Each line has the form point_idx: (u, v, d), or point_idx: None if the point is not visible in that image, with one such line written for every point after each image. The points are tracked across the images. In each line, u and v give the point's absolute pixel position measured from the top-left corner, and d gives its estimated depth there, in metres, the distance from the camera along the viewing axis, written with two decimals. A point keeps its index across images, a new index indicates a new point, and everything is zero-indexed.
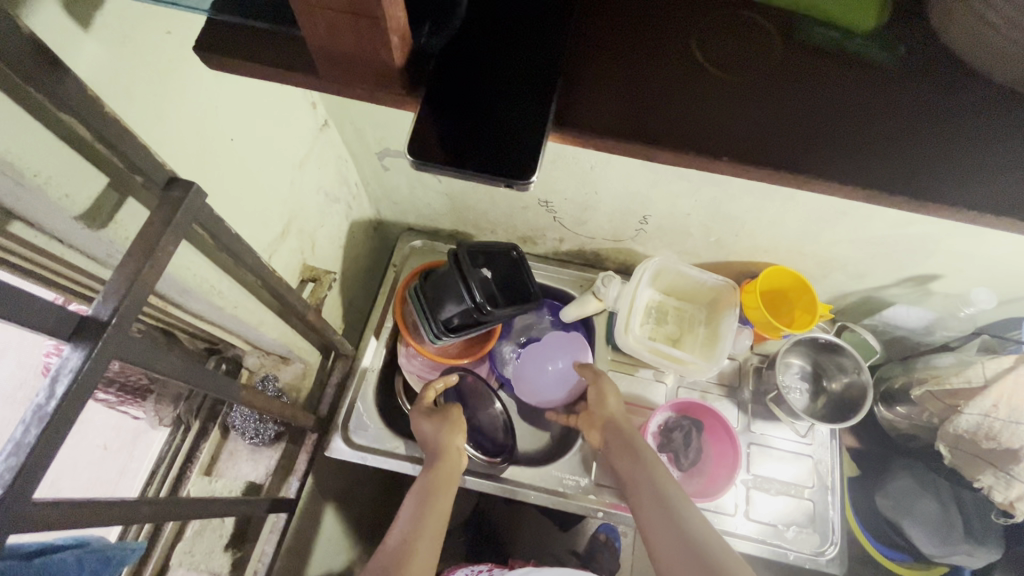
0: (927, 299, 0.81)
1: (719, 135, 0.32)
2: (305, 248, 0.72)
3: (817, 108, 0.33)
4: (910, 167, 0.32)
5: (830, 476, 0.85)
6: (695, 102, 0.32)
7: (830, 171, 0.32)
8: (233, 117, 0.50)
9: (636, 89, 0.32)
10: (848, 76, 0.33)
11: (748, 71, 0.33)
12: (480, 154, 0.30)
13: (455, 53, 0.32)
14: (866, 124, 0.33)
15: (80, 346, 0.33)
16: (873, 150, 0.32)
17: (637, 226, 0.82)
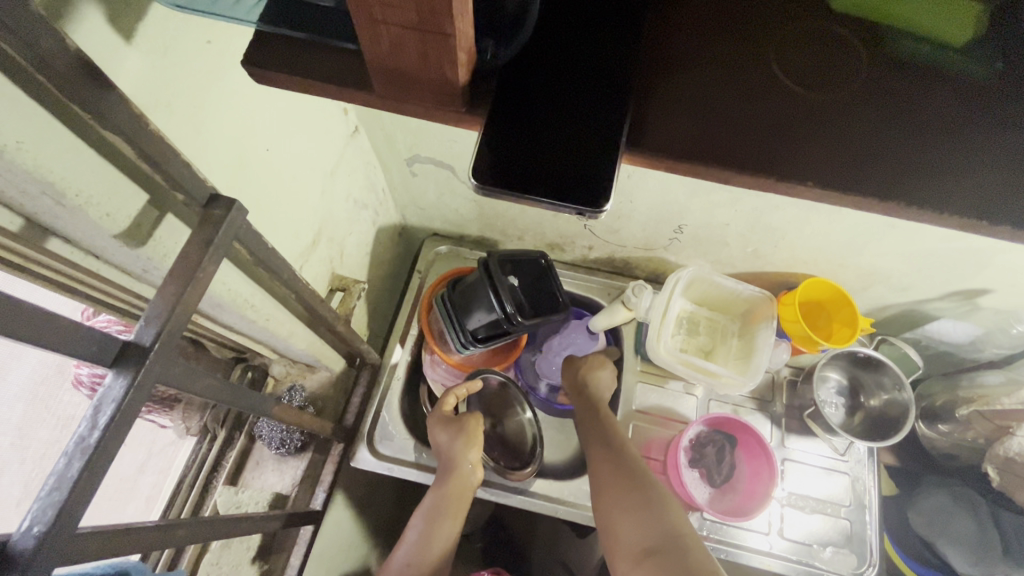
0: (974, 314, 0.78)
1: (801, 160, 0.30)
2: (334, 256, 0.70)
3: (908, 130, 0.30)
4: (1013, 193, 0.30)
5: (867, 495, 0.83)
6: (776, 122, 0.30)
7: (926, 197, 0.29)
8: (268, 126, 0.48)
9: (712, 110, 0.30)
10: (942, 95, 0.31)
11: (833, 89, 0.31)
12: (549, 180, 0.28)
13: (520, 71, 0.30)
14: (965, 147, 0.30)
15: (122, 374, 0.32)
16: (974, 174, 0.30)
17: (671, 235, 0.80)
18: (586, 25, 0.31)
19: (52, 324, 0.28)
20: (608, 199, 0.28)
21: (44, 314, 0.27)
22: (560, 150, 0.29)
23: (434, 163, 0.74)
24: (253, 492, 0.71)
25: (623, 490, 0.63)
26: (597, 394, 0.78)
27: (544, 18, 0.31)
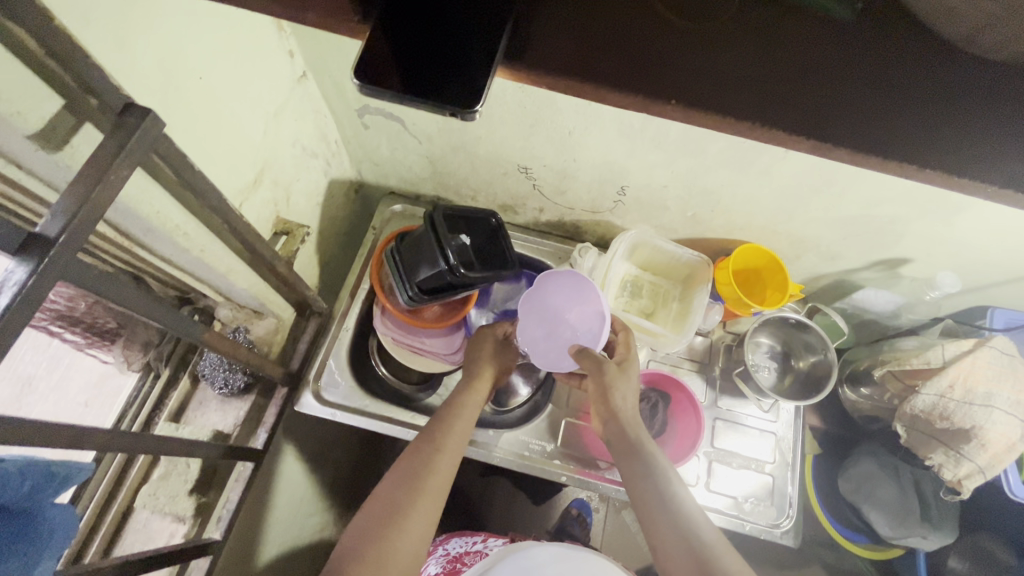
0: (896, 283, 0.83)
1: (669, 80, 0.32)
2: (279, 200, 0.72)
3: (772, 60, 0.33)
4: (858, 122, 0.33)
5: (791, 453, 0.87)
6: (649, 45, 0.33)
7: (775, 121, 0.32)
8: (202, 54, 0.50)
9: (589, 31, 0.32)
10: (806, 32, 0.34)
11: (707, 17, 0.33)
12: (427, 85, 0.32)
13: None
14: (816, 80, 0.33)
15: (26, 262, 0.34)
16: (824, 104, 0.33)
17: (614, 198, 0.83)
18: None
19: None
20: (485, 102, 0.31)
21: None
22: (440, 59, 0.32)
23: (384, 116, 0.75)
24: (194, 428, 0.74)
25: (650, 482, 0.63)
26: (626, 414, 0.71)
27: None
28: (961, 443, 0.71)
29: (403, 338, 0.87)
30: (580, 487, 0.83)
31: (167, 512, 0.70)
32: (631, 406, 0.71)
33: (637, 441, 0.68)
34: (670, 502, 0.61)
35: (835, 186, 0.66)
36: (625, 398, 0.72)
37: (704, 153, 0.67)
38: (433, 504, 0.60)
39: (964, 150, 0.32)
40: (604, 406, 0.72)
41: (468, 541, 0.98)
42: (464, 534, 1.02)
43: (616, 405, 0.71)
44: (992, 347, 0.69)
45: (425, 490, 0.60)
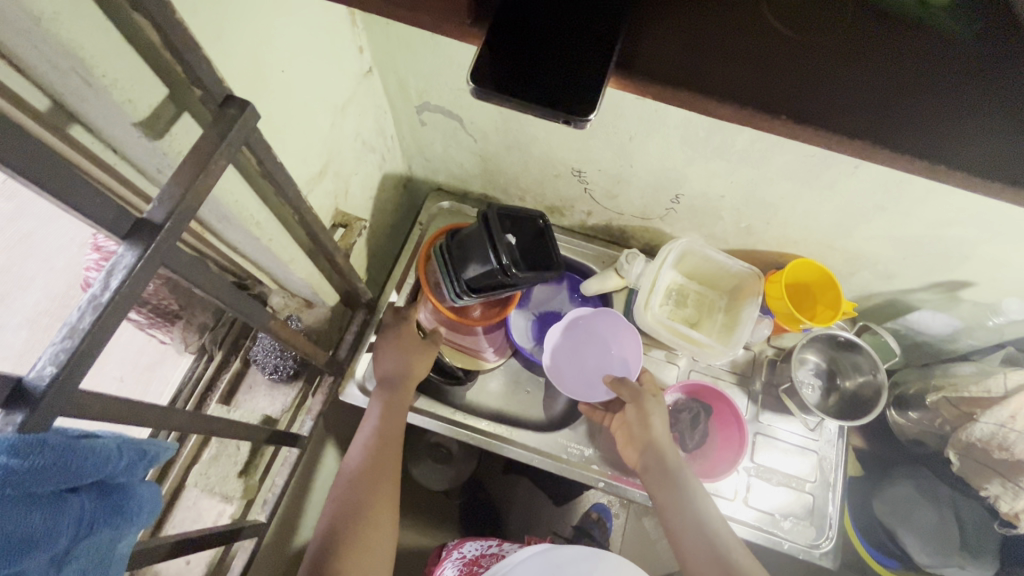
0: (955, 306, 0.80)
1: (779, 91, 0.32)
2: (338, 192, 0.73)
3: (887, 74, 0.33)
4: (979, 138, 0.32)
5: (832, 473, 0.86)
6: (758, 58, 0.32)
7: (895, 140, 0.32)
8: (287, 48, 0.50)
9: (699, 40, 0.32)
10: (915, 49, 0.33)
11: (817, 33, 0.33)
12: (534, 87, 0.32)
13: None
14: (930, 101, 0.32)
15: (134, 246, 0.35)
16: (941, 125, 0.32)
17: (667, 205, 0.82)
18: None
19: (53, 172, 0.30)
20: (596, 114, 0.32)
21: (45, 157, 0.29)
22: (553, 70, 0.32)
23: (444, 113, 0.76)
24: (244, 411, 0.76)
25: (673, 511, 0.66)
26: (664, 446, 0.71)
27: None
28: (1019, 475, 0.69)
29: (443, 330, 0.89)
30: (613, 492, 0.84)
31: (216, 492, 0.72)
32: (666, 436, 0.72)
33: (674, 473, 0.68)
34: (704, 531, 0.63)
35: (903, 205, 0.64)
36: (662, 426, 0.73)
37: (769, 163, 0.66)
38: (383, 523, 0.67)
39: None
40: (640, 433, 0.73)
41: (482, 544, 0.99)
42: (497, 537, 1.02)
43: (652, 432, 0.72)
44: None
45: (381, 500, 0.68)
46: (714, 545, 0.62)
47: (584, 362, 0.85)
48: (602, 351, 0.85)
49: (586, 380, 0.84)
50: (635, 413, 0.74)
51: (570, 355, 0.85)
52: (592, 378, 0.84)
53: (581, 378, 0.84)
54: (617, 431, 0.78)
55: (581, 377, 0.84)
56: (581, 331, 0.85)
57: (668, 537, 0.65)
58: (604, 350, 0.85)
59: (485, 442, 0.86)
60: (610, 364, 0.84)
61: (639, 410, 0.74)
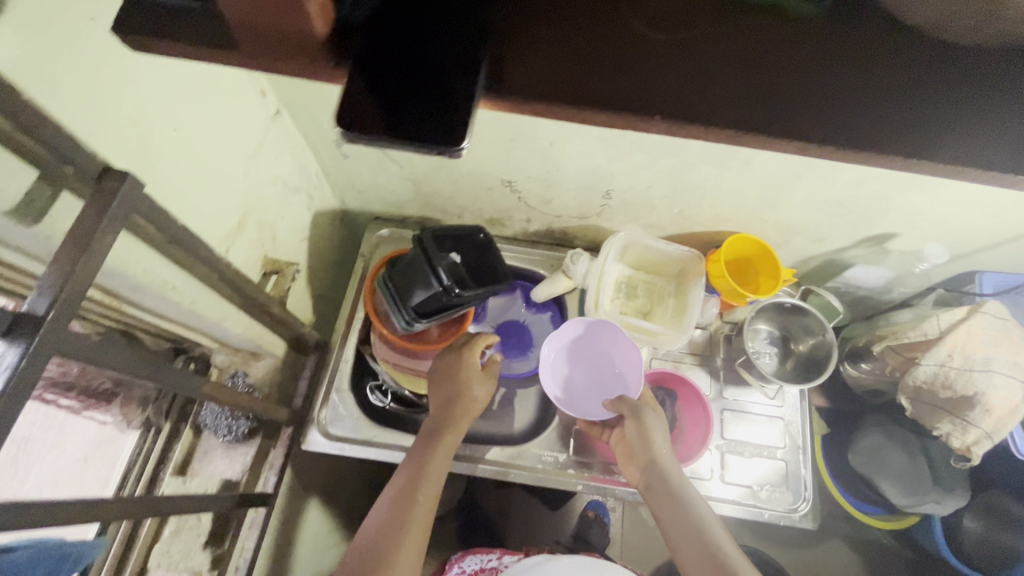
0: (884, 258, 0.83)
1: (653, 92, 0.32)
2: (265, 240, 0.71)
3: (755, 58, 0.33)
4: (852, 109, 0.32)
5: (801, 436, 0.88)
6: (626, 63, 0.32)
7: (772, 124, 0.32)
8: (175, 106, 0.49)
9: (566, 53, 0.32)
10: (779, 31, 0.34)
11: (681, 29, 0.33)
12: (409, 121, 0.31)
13: (373, 30, 0.32)
14: (801, 79, 0.33)
15: (15, 343, 0.33)
16: (815, 100, 0.33)
17: (600, 202, 0.83)
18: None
19: None
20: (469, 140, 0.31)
21: None
22: (422, 98, 0.31)
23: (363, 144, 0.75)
24: (202, 479, 0.74)
25: (678, 528, 0.64)
26: (665, 462, 0.71)
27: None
28: (966, 411, 0.71)
29: (401, 359, 0.86)
30: (594, 492, 0.85)
31: (182, 568, 0.69)
32: (668, 452, 0.72)
33: (677, 489, 0.68)
34: (710, 546, 0.62)
35: (817, 171, 0.66)
36: (662, 442, 0.73)
37: (685, 149, 0.67)
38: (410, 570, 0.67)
39: (955, 139, 0.32)
40: (641, 450, 0.72)
41: (484, 557, 0.97)
42: (497, 554, 1.01)
43: (655, 449, 0.71)
44: (985, 313, 0.71)
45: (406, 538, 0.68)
46: (721, 559, 0.60)
47: (586, 378, 0.85)
48: (601, 364, 0.85)
49: (588, 396, 0.84)
50: (635, 430, 0.73)
51: (573, 371, 0.85)
52: (590, 397, 0.84)
53: (583, 395, 0.84)
54: (617, 449, 0.77)
55: (585, 394, 0.85)
56: (579, 347, 0.86)
57: (673, 554, 0.65)
58: (605, 364, 0.85)
59: (468, 467, 0.85)
60: (611, 378, 0.84)
61: (640, 426, 0.73)
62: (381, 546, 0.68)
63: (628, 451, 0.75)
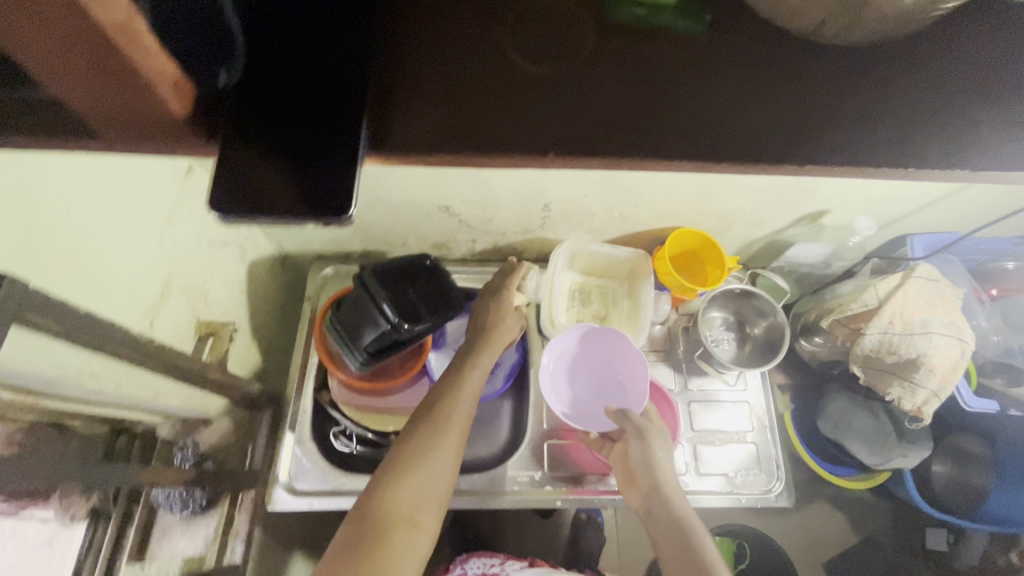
0: (820, 234, 0.85)
1: (540, 131, 0.43)
2: (195, 303, 0.68)
3: (624, 86, 0.45)
4: (696, 123, 0.44)
5: (767, 416, 0.90)
6: (521, 106, 0.44)
7: (636, 146, 0.43)
8: (60, 192, 0.46)
9: (456, 110, 0.43)
10: (649, 55, 0.46)
11: (567, 67, 0.45)
12: (283, 193, 0.39)
13: (267, 134, 0.40)
14: (657, 101, 0.44)
15: None
16: (666, 119, 0.44)
17: (541, 215, 0.82)
18: (316, 84, 0.42)
19: None
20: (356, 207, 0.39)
21: None
22: (295, 171, 0.39)
23: None
24: (161, 564, 0.69)
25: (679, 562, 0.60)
26: (668, 489, 0.68)
27: (283, 86, 0.41)
28: (913, 372, 0.74)
29: (361, 401, 0.85)
30: (574, 506, 0.85)
31: None
32: (672, 480, 0.69)
33: (680, 519, 0.64)
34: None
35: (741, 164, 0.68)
36: (665, 468, 0.70)
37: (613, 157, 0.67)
38: None
39: (782, 136, 0.44)
40: (642, 475, 0.70)
41: (486, 563, 0.97)
42: (501, 560, 1.02)
43: (657, 476, 0.69)
44: (917, 277, 0.74)
45: (383, 547, 0.58)
46: None
47: (588, 387, 0.84)
48: (602, 373, 0.84)
49: (591, 406, 0.82)
50: (641, 451, 0.71)
51: (575, 380, 0.84)
52: (595, 405, 0.83)
53: (586, 405, 0.82)
54: (617, 468, 0.74)
55: (589, 402, 0.83)
56: (580, 356, 0.84)
57: None
58: (606, 372, 0.84)
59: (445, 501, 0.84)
60: (612, 387, 0.83)
61: (643, 449, 0.71)
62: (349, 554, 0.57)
63: (628, 474, 0.72)
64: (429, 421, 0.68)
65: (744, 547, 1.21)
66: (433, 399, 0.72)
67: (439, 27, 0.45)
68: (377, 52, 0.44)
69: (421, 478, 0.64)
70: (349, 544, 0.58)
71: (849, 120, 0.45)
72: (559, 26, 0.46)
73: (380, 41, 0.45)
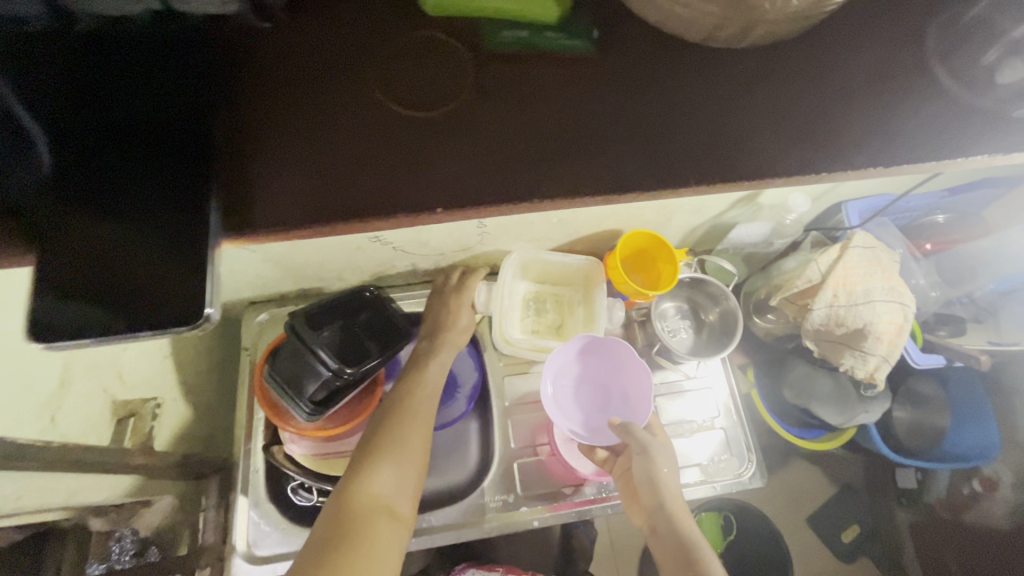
0: (758, 213, 0.84)
1: (400, 194, 0.53)
2: (107, 384, 0.62)
3: (471, 144, 0.55)
4: (537, 164, 0.55)
5: (731, 399, 0.90)
6: (387, 169, 0.54)
7: (487, 196, 0.54)
8: None
9: (321, 187, 0.53)
10: (501, 107, 0.57)
11: (423, 127, 0.56)
12: (129, 302, 0.45)
13: (118, 252, 0.46)
14: (506, 149, 0.55)
15: None
16: (515, 163, 0.55)
17: (477, 232, 0.78)
18: (171, 190, 0.49)
19: None
20: (214, 305, 0.46)
21: None
22: (136, 280, 0.46)
23: None
24: None
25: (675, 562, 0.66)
26: (669, 500, 0.70)
27: (138, 203, 0.48)
28: (862, 342, 0.76)
29: (320, 450, 0.80)
30: (553, 521, 0.84)
31: None
32: (673, 490, 0.71)
33: (678, 524, 0.68)
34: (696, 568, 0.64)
35: None
36: (668, 483, 0.71)
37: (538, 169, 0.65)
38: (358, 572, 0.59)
39: (612, 165, 0.55)
40: (647, 491, 0.72)
41: None
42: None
43: (659, 492, 0.71)
44: (856, 247, 0.75)
45: (356, 535, 0.61)
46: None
47: (589, 400, 0.82)
48: (602, 386, 0.83)
49: (594, 420, 0.81)
50: (644, 468, 0.72)
51: (575, 393, 0.82)
52: (597, 418, 0.81)
53: (590, 419, 0.81)
54: (623, 484, 0.78)
55: (592, 417, 0.81)
56: (579, 369, 0.83)
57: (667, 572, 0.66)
58: (606, 385, 0.83)
59: (420, 539, 0.81)
60: (613, 399, 0.82)
61: (645, 464, 0.72)
62: (323, 543, 0.61)
63: (632, 489, 0.76)
64: (390, 418, 0.72)
65: (729, 517, 1.23)
66: (392, 396, 0.75)
67: (323, 108, 0.56)
68: (273, 138, 0.54)
69: (387, 471, 0.68)
70: (322, 537, 0.62)
71: (701, 137, 0.56)
72: (426, 89, 0.57)
73: (236, 134, 0.54)
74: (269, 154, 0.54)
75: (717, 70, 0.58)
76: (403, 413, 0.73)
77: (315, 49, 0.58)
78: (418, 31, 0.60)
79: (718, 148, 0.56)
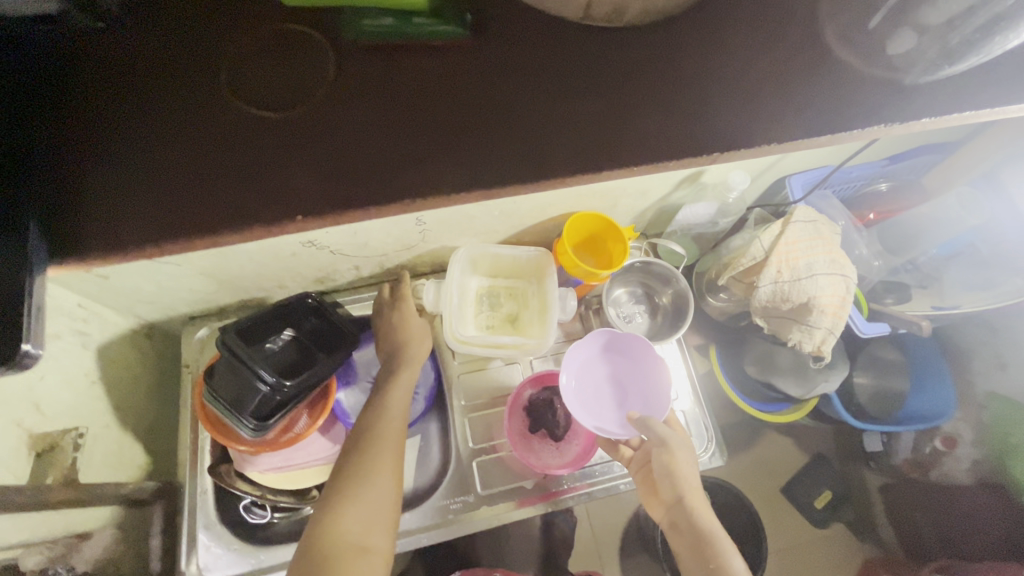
0: (703, 193, 0.83)
1: (252, 204, 0.51)
2: (21, 417, 0.60)
3: (332, 146, 0.53)
4: (408, 162, 0.52)
5: (689, 381, 0.90)
6: (239, 179, 0.52)
7: (351, 200, 0.51)
8: None
9: (165, 202, 0.51)
10: (367, 104, 0.54)
11: (279, 131, 0.53)
12: None
13: None
14: (373, 149, 0.53)
15: None
16: (382, 164, 0.52)
17: (417, 230, 0.76)
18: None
19: None
20: (35, 341, 0.46)
21: None
22: None
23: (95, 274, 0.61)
24: None
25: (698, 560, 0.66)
26: (685, 495, 0.71)
27: None
28: (808, 315, 0.76)
29: (268, 466, 0.78)
30: (517, 517, 0.83)
31: None
32: (690, 484, 0.72)
33: (698, 519, 0.69)
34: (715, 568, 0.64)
35: None
36: (688, 477, 0.72)
37: None
38: None
39: (489, 160, 0.53)
40: (667, 485, 0.72)
41: None
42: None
43: (677, 488, 0.71)
44: (797, 221, 0.75)
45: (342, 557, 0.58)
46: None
47: (608, 397, 0.81)
48: (621, 383, 0.82)
49: (613, 417, 0.79)
50: (662, 462, 0.72)
51: (593, 390, 0.81)
52: (614, 415, 0.80)
53: (607, 416, 0.79)
54: (641, 477, 0.78)
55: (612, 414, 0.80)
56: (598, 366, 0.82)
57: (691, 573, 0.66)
58: (624, 381, 0.82)
59: None
60: (631, 396, 0.81)
61: (663, 461, 0.72)
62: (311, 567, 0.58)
63: (652, 485, 0.76)
64: (370, 435, 0.68)
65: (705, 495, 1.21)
66: (372, 411, 0.71)
67: (171, 117, 0.53)
68: (122, 150, 0.52)
69: (372, 488, 0.64)
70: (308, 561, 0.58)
71: (604, 122, 0.54)
72: (280, 89, 0.55)
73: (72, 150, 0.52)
74: (110, 170, 0.51)
75: (614, 52, 0.56)
76: (381, 430, 0.69)
77: (163, 54, 0.55)
78: (278, 26, 0.57)
79: (624, 132, 0.54)
